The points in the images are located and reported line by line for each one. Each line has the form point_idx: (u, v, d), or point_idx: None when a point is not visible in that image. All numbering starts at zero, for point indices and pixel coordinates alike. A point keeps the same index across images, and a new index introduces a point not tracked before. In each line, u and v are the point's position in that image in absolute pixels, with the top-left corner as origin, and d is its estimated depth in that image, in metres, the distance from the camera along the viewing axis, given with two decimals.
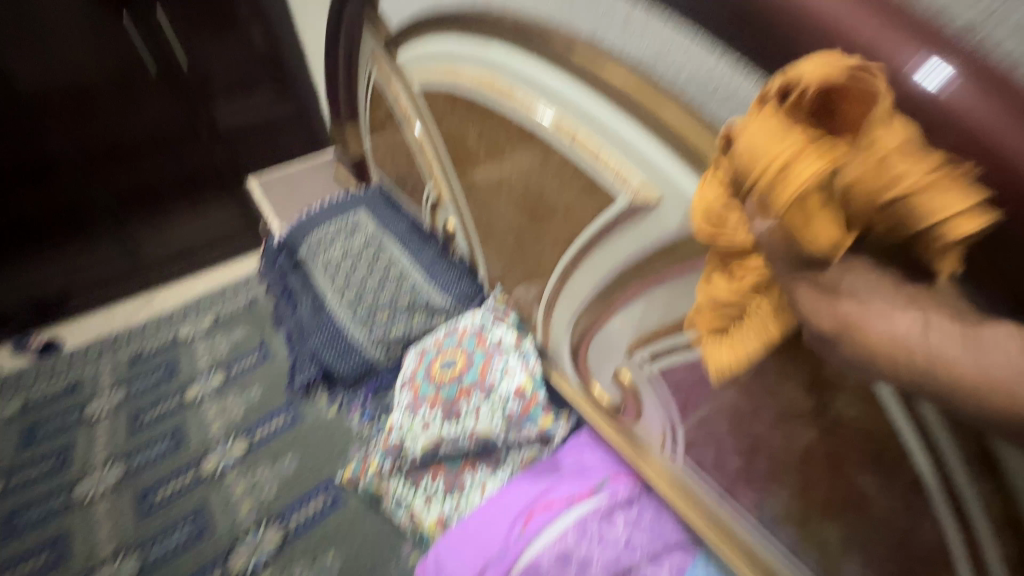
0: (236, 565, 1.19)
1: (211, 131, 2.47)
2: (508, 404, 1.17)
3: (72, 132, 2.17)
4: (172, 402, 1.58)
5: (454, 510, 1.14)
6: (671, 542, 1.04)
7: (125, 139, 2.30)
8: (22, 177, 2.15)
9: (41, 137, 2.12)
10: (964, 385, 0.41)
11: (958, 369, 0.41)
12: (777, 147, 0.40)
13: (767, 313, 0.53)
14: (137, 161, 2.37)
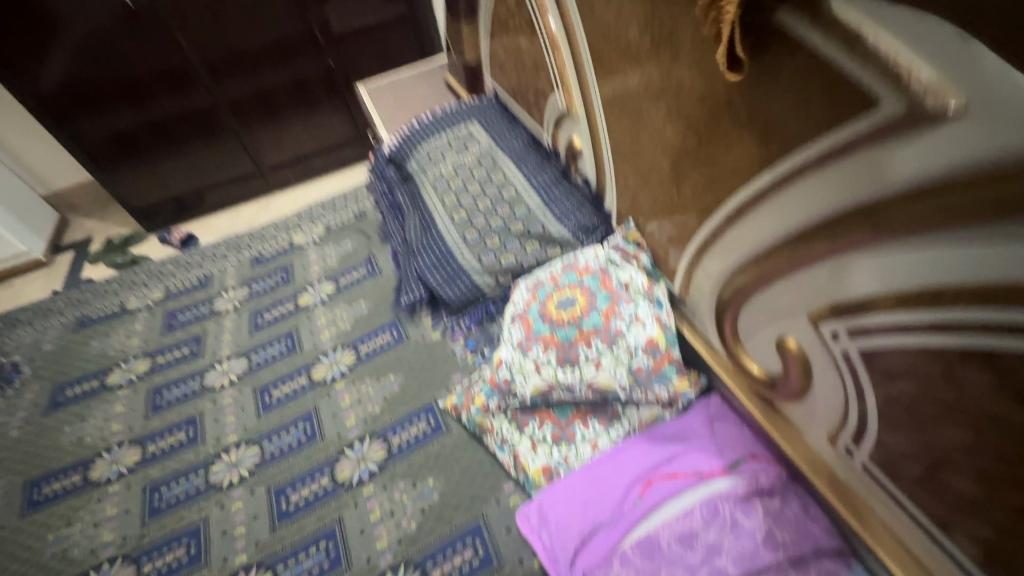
0: (343, 473, 1.19)
1: (326, 33, 2.39)
2: (637, 357, 1.01)
3: (202, 35, 2.21)
4: (287, 306, 1.63)
5: (561, 461, 1.04)
6: (823, 547, 0.86)
7: (249, 43, 2.30)
8: (164, 81, 2.26)
9: (177, 41, 2.18)
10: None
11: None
12: None
13: None
14: (259, 65, 2.37)
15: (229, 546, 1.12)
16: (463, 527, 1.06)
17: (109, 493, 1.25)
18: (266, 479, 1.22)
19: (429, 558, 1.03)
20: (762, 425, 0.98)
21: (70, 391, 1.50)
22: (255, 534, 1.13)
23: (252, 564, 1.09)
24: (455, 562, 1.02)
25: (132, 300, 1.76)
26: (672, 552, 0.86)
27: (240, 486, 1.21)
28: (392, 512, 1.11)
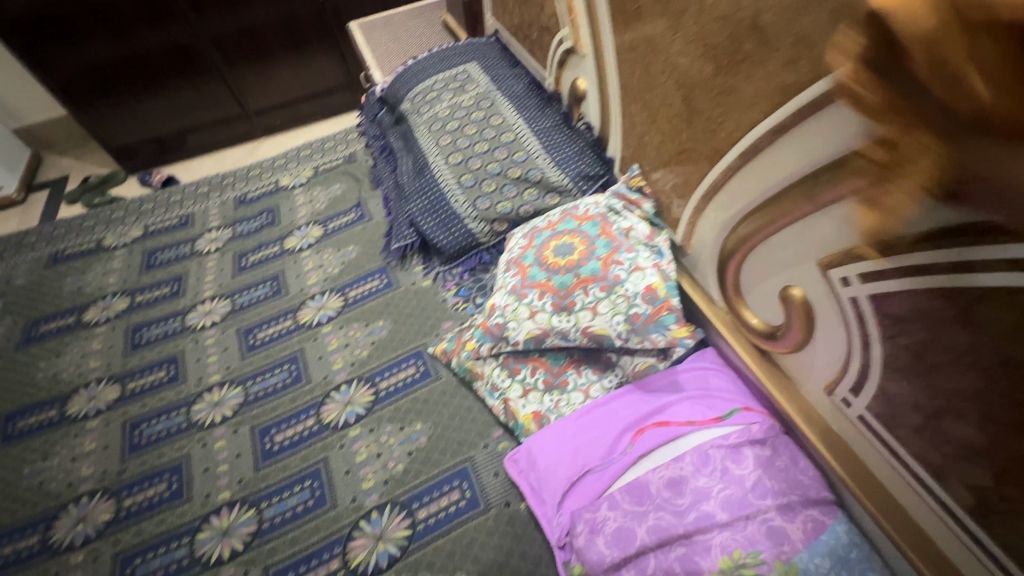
0: (329, 415, 1.17)
1: None
2: (635, 303, 0.97)
3: None
4: (273, 248, 1.57)
5: (552, 408, 1.03)
6: (810, 496, 0.86)
7: None
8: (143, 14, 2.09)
9: None
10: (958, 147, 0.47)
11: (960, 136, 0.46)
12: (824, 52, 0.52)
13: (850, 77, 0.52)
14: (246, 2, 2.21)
15: (212, 484, 1.10)
16: (450, 470, 1.05)
17: (87, 429, 1.22)
18: (250, 419, 1.19)
19: (415, 499, 1.02)
20: (757, 377, 0.97)
21: (45, 327, 1.44)
22: (238, 473, 1.11)
23: (235, 501, 1.07)
24: (441, 504, 1.01)
25: (108, 238, 1.68)
26: (660, 497, 0.86)
27: (223, 426, 1.19)
28: (379, 454, 1.10)
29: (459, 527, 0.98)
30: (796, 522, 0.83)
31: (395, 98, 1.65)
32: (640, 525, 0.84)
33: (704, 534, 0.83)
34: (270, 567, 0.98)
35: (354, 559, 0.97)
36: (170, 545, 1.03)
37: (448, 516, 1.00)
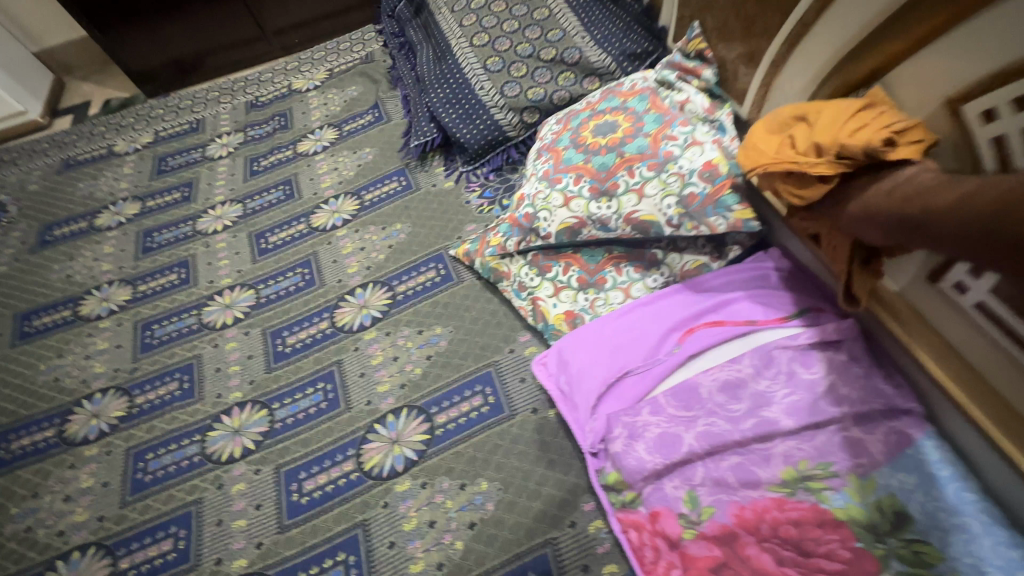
0: (343, 318, 1.09)
1: None
2: (689, 183, 0.82)
3: None
4: (286, 153, 1.46)
5: (587, 307, 0.91)
6: (895, 406, 0.72)
7: None
8: None
9: None
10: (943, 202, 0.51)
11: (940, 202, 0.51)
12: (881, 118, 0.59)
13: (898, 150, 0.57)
14: None
15: (223, 384, 1.05)
16: (473, 375, 0.96)
17: (100, 329, 1.18)
18: (262, 322, 1.12)
19: (434, 403, 0.94)
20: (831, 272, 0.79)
21: (58, 231, 1.40)
22: (250, 373, 1.05)
23: (246, 401, 1.01)
24: (462, 409, 0.92)
25: (119, 144, 1.60)
26: (713, 402, 0.74)
27: (234, 327, 1.13)
28: (396, 357, 1.01)
29: (482, 433, 0.89)
30: (877, 433, 0.70)
31: None
32: (688, 431, 0.73)
33: (764, 442, 0.71)
34: (281, 466, 0.93)
35: (368, 461, 0.90)
36: (181, 442, 0.99)
37: (469, 422, 0.91)
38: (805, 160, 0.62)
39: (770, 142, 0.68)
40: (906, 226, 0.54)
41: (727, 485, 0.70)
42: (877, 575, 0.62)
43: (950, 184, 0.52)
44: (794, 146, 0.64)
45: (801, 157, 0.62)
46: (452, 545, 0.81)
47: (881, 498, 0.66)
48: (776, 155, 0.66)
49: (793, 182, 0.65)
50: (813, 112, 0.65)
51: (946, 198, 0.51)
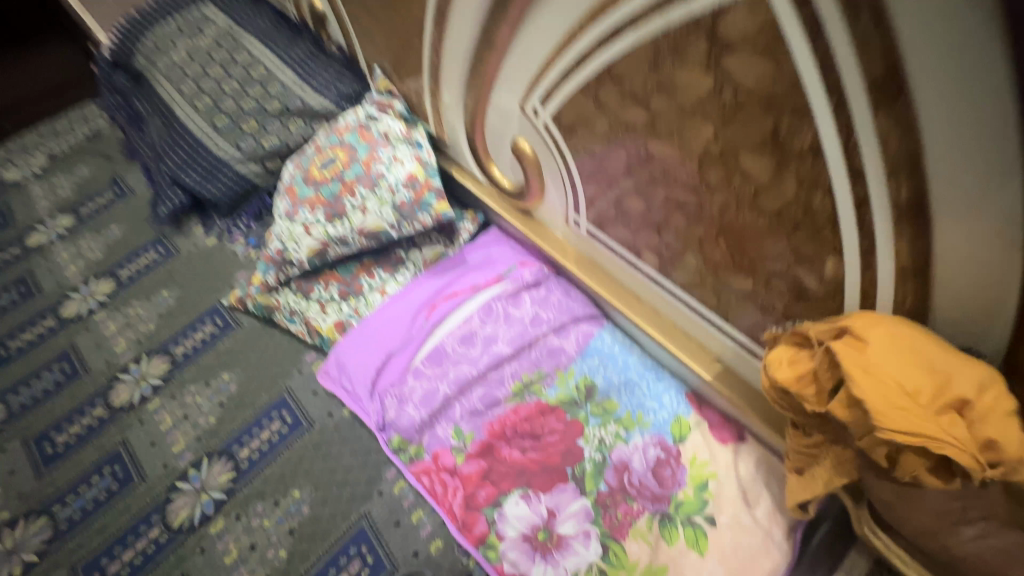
0: (119, 398, 1.07)
1: None
2: (399, 192, 1.01)
3: None
4: (12, 251, 1.33)
5: (353, 313, 1.05)
6: (579, 314, 1.01)
7: None
8: None
9: None
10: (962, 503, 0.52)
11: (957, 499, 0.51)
12: (908, 380, 0.48)
13: (957, 436, 0.46)
14: None
15: None
16: (269, 403, 1.03)
17: None
18: (20, 431, 1.04)
19: (234, 443, 0.99)
20: (527, 237, 1.08)
21: None
22: (16, 488, 0.97)
23: (18, 517, 0.94)
24: (263, 437, 0.99)
25: None
26: (456, 353, 0.95)
27: None
28: (186, 415, 1.03)
29: (286, 451, 0.98)
30: (570, 339, 0.98)
31: (124, 55, 1.46)
32: (443, 382, 0.93)
33: (497, 370, 0.94)
34: (77, 564, 0.89)
35: (176, 519, 0.92)
36: None
37: (272, 445, 0.99)
38: (958, 453, 0.46)
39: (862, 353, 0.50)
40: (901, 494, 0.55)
41: (480, 411, 0.91)
42: (582, 433, 0.88)
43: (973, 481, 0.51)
44: (913, 396, 0.47)
45: (959, 450, 0.46)
46: (276, 556, 0.88)
47: (579, 381, 0.93)
48: (908, 415, 0.47)
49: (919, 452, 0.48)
50: (919, 358, 0.49)
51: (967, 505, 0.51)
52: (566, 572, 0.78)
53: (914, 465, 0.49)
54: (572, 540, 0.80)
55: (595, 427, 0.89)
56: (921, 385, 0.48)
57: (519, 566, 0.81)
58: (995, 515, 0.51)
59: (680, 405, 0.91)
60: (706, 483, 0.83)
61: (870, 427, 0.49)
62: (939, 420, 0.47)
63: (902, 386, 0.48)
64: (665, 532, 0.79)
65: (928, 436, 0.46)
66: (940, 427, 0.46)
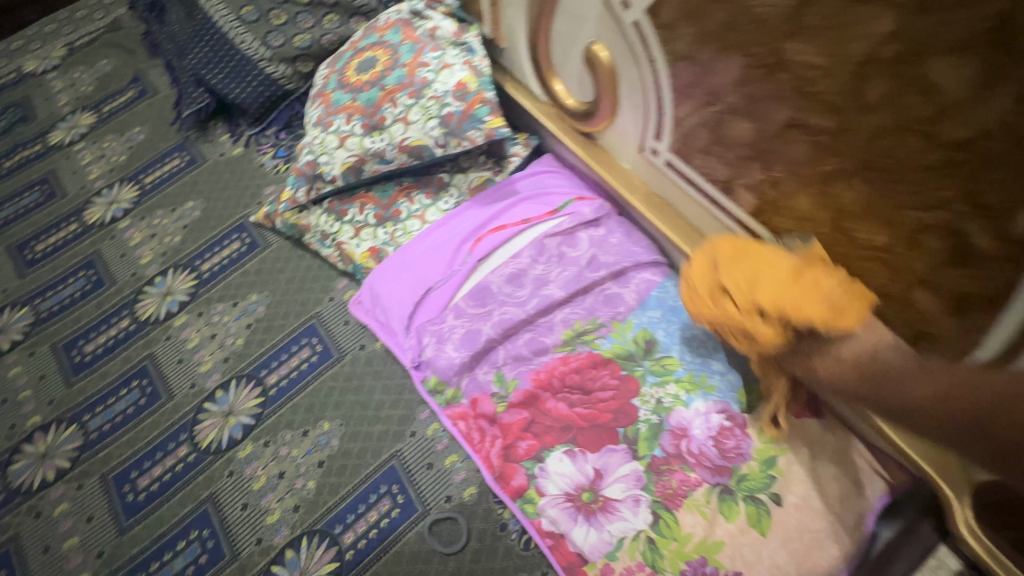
0: (146, 312, 1.02)
1: None
2: (446, 103, 0.88)
3: None
4: (33, 149, 1.25)
5: (388, 240, 0.95)
6: (642, 261, 0.88)
7: None
8: None
9: None
10: (916, 413, 0.48)
11: (897, 380, 0.50)
12: (710, 278, 0.65)
13: (766, 329, 0.59)
14: None
15: (16, 413, 0.94)
16: (298, 330, 0.97)
17: None
18: (48, 338, 1.01)
19: (263, 367, 0.94)
20: (587, 167, 0.94)
21: None
22: (46, 394, 0.95)
23: (50, 423, 0.92)
24: (292, 364, 0.94)
25: None
26: (502, 293, 0.85)
27: (14, 353, 0.99)
28: (214, 335, 0.98)
29: (315, 381, 0.92)
30: (631, 287, 0.87)
31: None
32: (486, 323, 0.84)
33: (547, 315, 0.84)
34: (107, 474, 0.88)
35: (204, 439, 0.89)
36: None
37: (301, 374, 0.93)
38: (743, 318, 0.61)
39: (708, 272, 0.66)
40: (855, 397, 0.55)
41: (525, 359, 0.82)
42: (639, 391, 0.79)
43: (921, 376, 0.49)
44: (725, 291, 0.63)
45: (746, 314, 0.60)
46: (304, 487, 0.85)
47: (637, 334, 0.83)
48: (701, 302, 0.66)
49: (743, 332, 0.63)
50: (760, 268, 0.61)
51: (919, 391, 0.48)
52: (610, 536, 0.72)
53: (732, 338, 0.64)
54: (620, 504, 0.74)
55: (652, 386, 0.80)
56: (734, 276, 0.63)
57: (559, 524, 0.75)
58: (934, 390, 0.47)
59: (750, 371, 0.80)
60: (774, 459, 0.74)
61: (696, 304, 0.67)
62: (725, 298, 0.63)
63: (721, 284, 0.64)
64: (724, 507, 0.72)
65: (728, 314, 0.63)
66: (737, 308, 0.61)
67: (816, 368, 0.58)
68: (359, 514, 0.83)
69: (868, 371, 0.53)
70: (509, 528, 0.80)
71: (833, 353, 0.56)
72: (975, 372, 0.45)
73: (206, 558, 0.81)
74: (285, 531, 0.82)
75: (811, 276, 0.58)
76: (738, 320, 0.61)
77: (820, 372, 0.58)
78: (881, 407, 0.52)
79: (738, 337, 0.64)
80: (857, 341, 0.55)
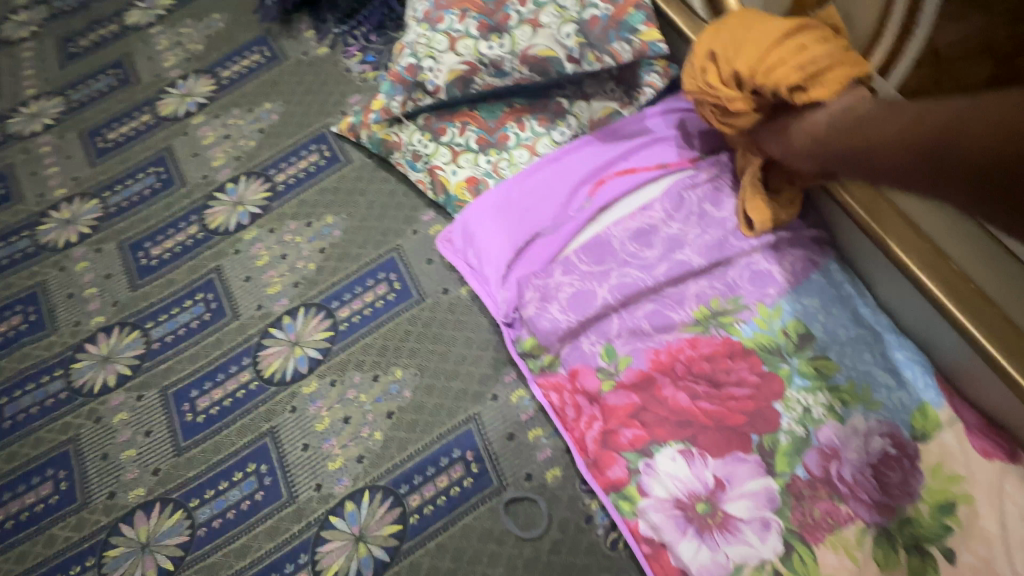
0: (215, 219, 0.93)
1: None
2: (589, 5, 0.70)
3: None
4: (109, 28, 1.16)
5: (490, 172, 0.81)
6: (801, 235, 0.71)
7: None
8: None
9: None
10: (874, 142, 0.48)
11: (877, 137, 0.47)
12: (736, 48, 0.59)
13: (738, 102, 0.60)
14: None
15: (81, 310, 0.89)
16: (375, 262, 0.86)
17: None
18: (116, 234, 0.94)
19: (334, 298, 0.85)
20: None
21: None
22: (111, 294, 0.90)
23: (113, 325, 0.87)
24: (366, 299, 0.84)
25: None
26: (625, 253, 0.71)
27: (81, 246, 0.94)
28: (285, 255, 0.89)
29: (390, 322, 0.82)
30: (784, 265, 0.70)
31: None
32: (601, 285, 0.70)
33: (677, 285, 0.69)
34: (167, 389, 0.82)
35: (268, 368, 0.81)
36: (41, 381, 0.84)
37: (375, 312, 0.83)
38: (726, 90, 0.60)
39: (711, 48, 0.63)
40: (843, 159, 0.51)
41: (643, 334, 0.68)
42: (783, 393, 0.65)
43: (890, 109, 0.48)
44: (747, 72, 0.58)
45: (722, 87, 0.60)
46: (370, 437, 0.76)
47: (787, 324, 0.67)
48: (710, 79, 0.62)
49: (720, 109, 0.63)
50: (732, 44, 0.60)
51: (893, 125, 0.46)
52: (726, 560, 0.60)
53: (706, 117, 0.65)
54: (743, 525, 0.61)
55: (800, 391, 0.64)
56: (744, 55, 0.58)
57: (661, 532, 0.63)
58: (968, 103, 0.41)
59: (929, 390, 0.64)
60: (953, 505, 0.59)
61: (720, 97, 0.61)
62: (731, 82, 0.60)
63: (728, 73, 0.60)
64: (879, 553, 0.58)
65: (716, 93, 0.62)
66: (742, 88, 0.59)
67: (789, 136, 0.58)
68: (427, 477, 0.74)
69: (891, 138, 0.46)
70: (596, 522, 0.69)
71: (818, 119, 0.54)
72: (959, 106, 0.41)
73: (262, 496, 0.75)
74: (347, 481, 0.74)
75: (796, 40, 0.56)
76: (716, 96, 0.61)
77: (831, 146, 0.53)
78: (882, 174, 0.48)
79: (717, 119, 0.64)
80: (830, 108, 0.54)
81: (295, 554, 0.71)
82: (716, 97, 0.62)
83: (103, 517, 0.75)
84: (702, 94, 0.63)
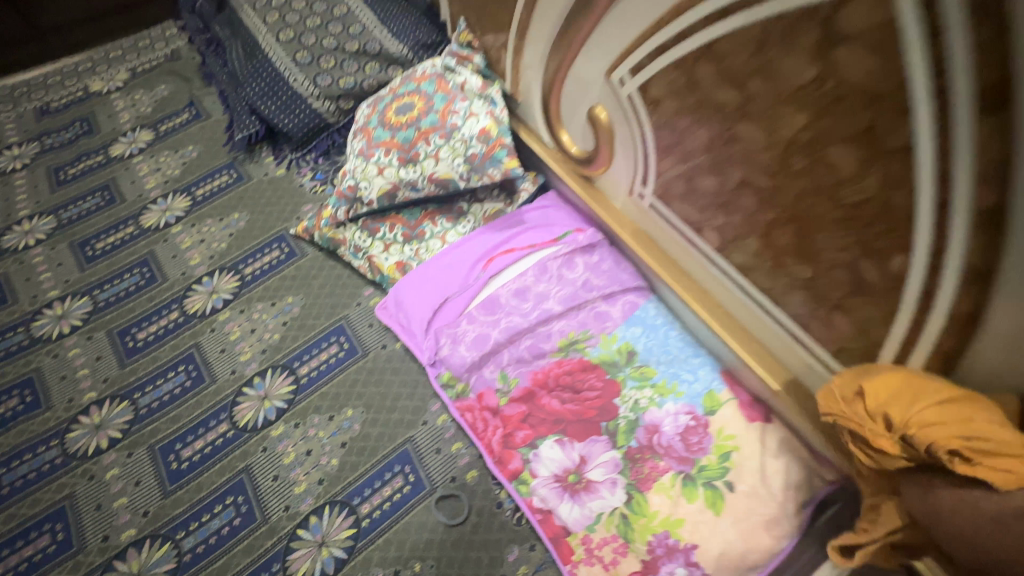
0: (193, 306, 1.16)
1: None
2: (471, 146, 1.05)
3: None
4: (96, 159, 1.41)
5: (413, 256, 1.11)
6: (628, 285, 1.06)
7: None
8: None
9: None
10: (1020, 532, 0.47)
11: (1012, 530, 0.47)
12: (878, 389, 0.59)
13: (885, 440, 0.57)
14: None
15: (74, 388, 1.06)
16: (328, 329, 1.12)
17: None
18: (105, 324, 1.14)
19: (296, 360, 1.08)
20: (584, 203, 1.12)
21: None
22: (101, 373, 1.08)
23: (104, 399, 1.05)
24: (322, 358, 1.08)
25: None
26: (509, 305, 1.01)
27: (73, 336, 1.13)
28: (253, 330, 1.12)
29: (342, 374, 1.06)
30: (617, 306, 1.03)
31: None
32: (494, 329, 0.99)
33: (546, 325, 1.00)
34: (154, 445, 1.00)
35: (242, 419, 1.02)
36: (37, 450, 0.99)
37: (329, 367, 1.07)
38: (871, 425, 0.58)
39: (853, 393, 0.62)
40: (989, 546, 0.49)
41: (526, 361, 0.98)
42: (620, 392, 0.95)
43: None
44: (887, 421, 0.57)
45: (870, 422, 0.58)
46: (328, 463, 0.98)
47: (621, 345, 0.99)
48: (844, 399, 0.62)
49: (866, 443, 0.60)
50: (874, 395, 0.59)
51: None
52: (590, 512, 0.86)
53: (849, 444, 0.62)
54: (600, 485, 0.88)
55: (631, 389, 0.95)
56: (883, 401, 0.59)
57: (548, 501, 0.89)
58: None
59: (714, 381, 0.97)
60: (730, 453, 0.90)
61: (855, 417, 0.60)
62: (862, 405, 0.60)
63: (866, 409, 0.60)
64: (687, 490, 0.86)
65: (838, 401, 0.63)
66: (872, 412, 0.59)
67: (933, 490, 0.54)
68: (375, 488, 0.95)
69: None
70: (504, 506, 0.93)
71: (958, 491, 0.52)
72: None
73: (239, 521, 0.93)
74: (311, 500, 0.94)
75: (965, 412, 0.53)
76: (861, 426, 0.59)
77: (980, 525, 0.49)
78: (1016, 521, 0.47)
79: (862, 450, 0.61)
80: (990, 498, 0.50)
81: (269, 564, 0.89)
82: (849, 412, 0.61)
83: (98, 557, 0.90)
84: (838, 414, 0.62)
